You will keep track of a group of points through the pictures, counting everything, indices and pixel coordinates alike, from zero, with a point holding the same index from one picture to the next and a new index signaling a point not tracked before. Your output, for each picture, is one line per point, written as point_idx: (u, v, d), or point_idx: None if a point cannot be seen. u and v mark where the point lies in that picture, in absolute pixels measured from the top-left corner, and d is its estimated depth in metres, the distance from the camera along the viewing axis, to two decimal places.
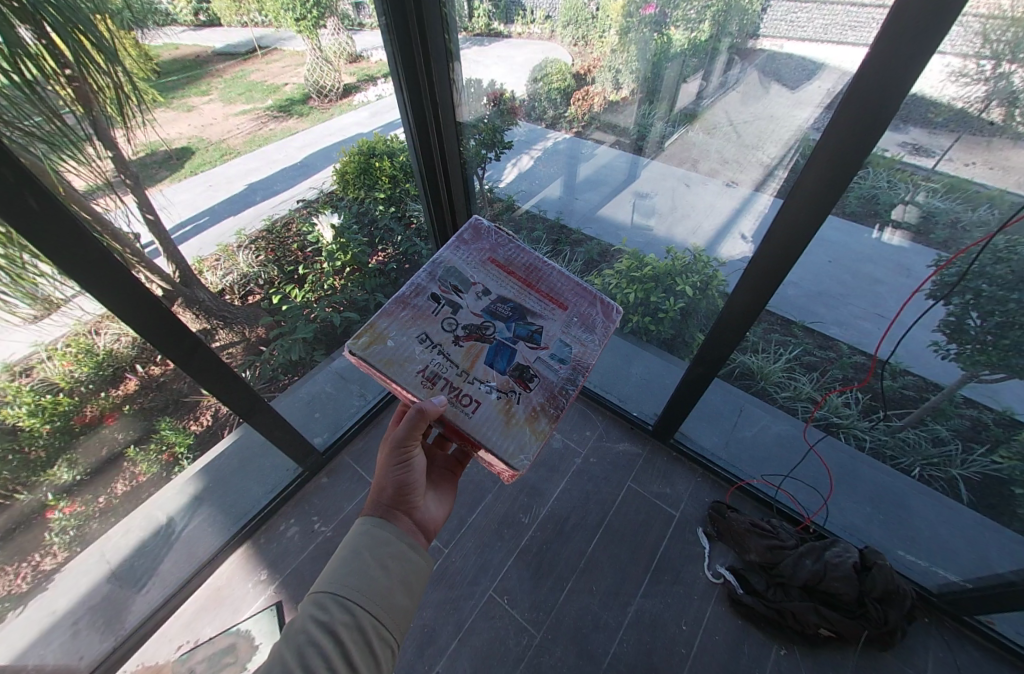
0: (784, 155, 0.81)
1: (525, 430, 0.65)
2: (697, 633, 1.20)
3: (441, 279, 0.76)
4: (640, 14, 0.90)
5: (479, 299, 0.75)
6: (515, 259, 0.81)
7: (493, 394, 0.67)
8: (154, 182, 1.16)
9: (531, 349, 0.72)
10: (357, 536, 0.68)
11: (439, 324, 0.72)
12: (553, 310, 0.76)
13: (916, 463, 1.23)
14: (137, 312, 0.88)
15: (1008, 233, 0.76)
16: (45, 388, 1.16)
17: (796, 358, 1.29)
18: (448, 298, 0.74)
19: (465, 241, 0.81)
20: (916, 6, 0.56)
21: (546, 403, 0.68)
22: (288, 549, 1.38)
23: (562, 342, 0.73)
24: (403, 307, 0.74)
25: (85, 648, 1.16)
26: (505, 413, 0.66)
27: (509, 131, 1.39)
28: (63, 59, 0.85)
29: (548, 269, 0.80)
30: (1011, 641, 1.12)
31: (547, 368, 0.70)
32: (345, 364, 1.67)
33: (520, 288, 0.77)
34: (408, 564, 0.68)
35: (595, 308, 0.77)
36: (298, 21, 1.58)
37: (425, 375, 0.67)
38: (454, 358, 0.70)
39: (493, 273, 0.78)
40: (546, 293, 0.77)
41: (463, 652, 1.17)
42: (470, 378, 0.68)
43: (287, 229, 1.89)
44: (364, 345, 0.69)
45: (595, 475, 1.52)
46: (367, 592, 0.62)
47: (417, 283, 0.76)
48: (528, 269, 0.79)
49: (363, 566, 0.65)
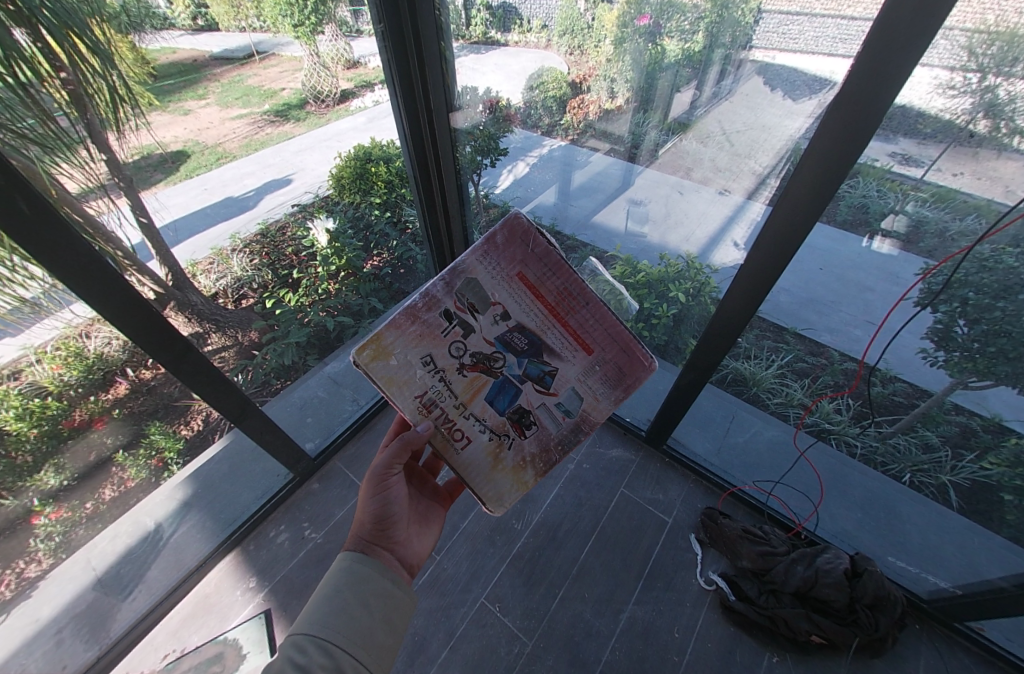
0: (777, 164, 0.83)
1: (507, 477, 0.71)
2: (689, 641, 1.20)
3: (458, 293, 0.68)
4: (635, 25, 0.91)
5: (495, 324, 0.68)
6: (550, 276, 0.67)
7: (485, 435, 0.72)
8: (148, 184, 1.17)
9: (538, 392, 0.69)
10: (338, 574, 0.69)
11: (447, 347, 0.70)
12: (576, 354, 0.68)
13: (906, 470, 1.20)
14: (126, 312, 0.87)
15: (988, 243, 0.78)
16: (34, 391, 1.12)
17: (788, 365, 1.25)
18: (460, 317, 0.69)
19: (496, 244, 0.68)
20: (901, 20, 0.58)
21: (537, 456, 0.71)
22: (278, 556, 1.37)
23: (574, 393, 0.69)
24: (412, 320, 0.70)
25: (70, 656, 1.14)
26: (493, 456, 0.72)
27: (504, 139, 1.40)
28: (58, 62, 0.85)
29: (585, 299, 0.67)
30: (998, 646, 1.13)
31: (550, 418, 0.70)
32: (338, 369, 1.69)
33: (544, 318, 0.68)
34: (389, 601, 0.68)
35: (626, 359, 0.67)
36: (295, 27, 1.47)
37: (421, 403, 0.70)
38: (454, 387, 0.71)
39: (519, 294, 0.67)
40: (575, 332, 0.68)
41: (454, 660, 1.16)
42: (466, 413, 0.71)
43: (282, 233, 1.89)
44: (367, 357, 0.69)
45: (588, 481, 1.52)
46: (348, 633, 0.62)
47: (433, 290, 0.70)
48: (562, 294, 0.67)
49: (345, 605, 0.65)
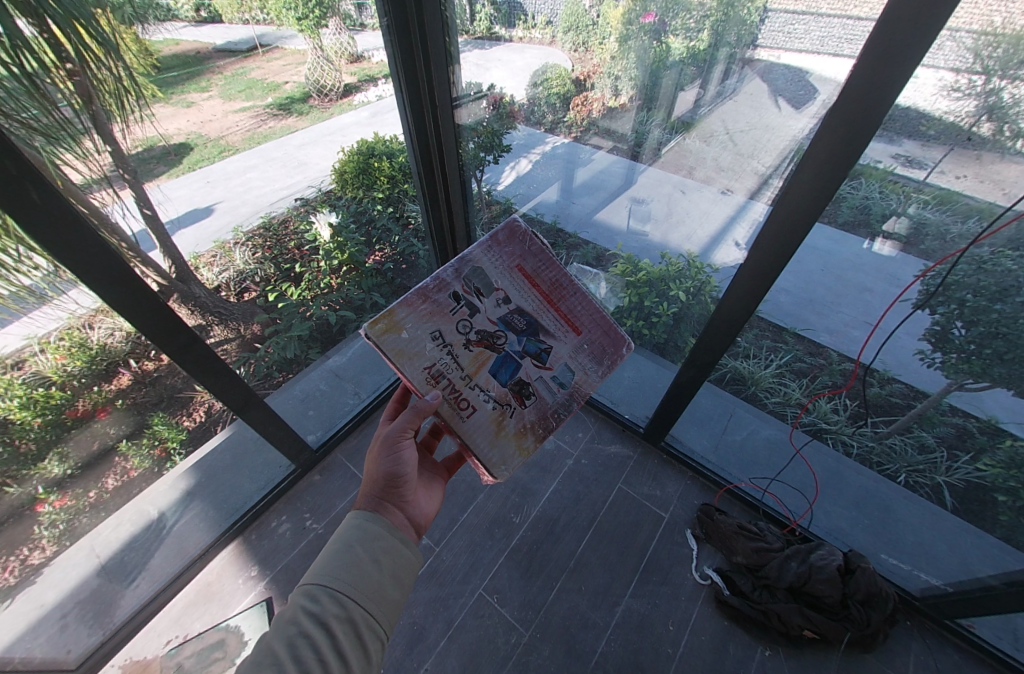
0: (780, 164, 0.83)
1: (510, 443, 0.70)
2: (683, 634, 1.21)
3: (466, 278, 0.75)
4: (640, 22, 0.91)
5: (498, 307, 0.74)
6: (544, 269, 0.78)
7: (490, 404, 0.71)
8: (152, 176, 1.15)
9: (535, 366, 0.74)
10: (349, 531, 0.67)
11: (454, 324, 0.72)
12: (567, 334, 0.76)
13: (901, 470, 1.22)
14: (132, 303, 0.88)
15: (980, 246, 0.79)
16: (37, 382, 1.09)
17: (786, 364, 1.27)
18: (468, 299, 0.74)
19: (499, 241, 0.78)
20: (902, 22, 0.59)
21: (537, 423, 0.72)
22: (280, 545, 1.41)
23: (567, 367, 0.75)
24: (423, 299, 0.73)
25: (73, 642, 1.18)
26: (497, 424, 0.70)
27: (509, 135, 1.40)
28: (64, 52, 0.87)
29: (572, 289, 0.78)
30: (989, 644, 1.15)
31: (546, 389, 0.74)
32: (340, 361, 1.74)
33: (540, 303, 0.76)
34: (397, 558, 0.66)
35: (606, 338, 0.78)
36: (299, 20, 1.46)
37: (430, 373, 0.69)
38: (461, 360, 0.71)
39: (518, 281, 0.76)
40: (565, 316, 0.76)
41: (452, 650, 1.18)
42: (471, 384, 0.71)
43: (284, 227, 1.84)
44: (379, 330, 0.69)
45: (586, 476, 1.54)
46: (360, 586, 0.61)
47: (441, 276, 0.75)
48: (554, 285, 0.78)
49: (355, 558, 0.63)
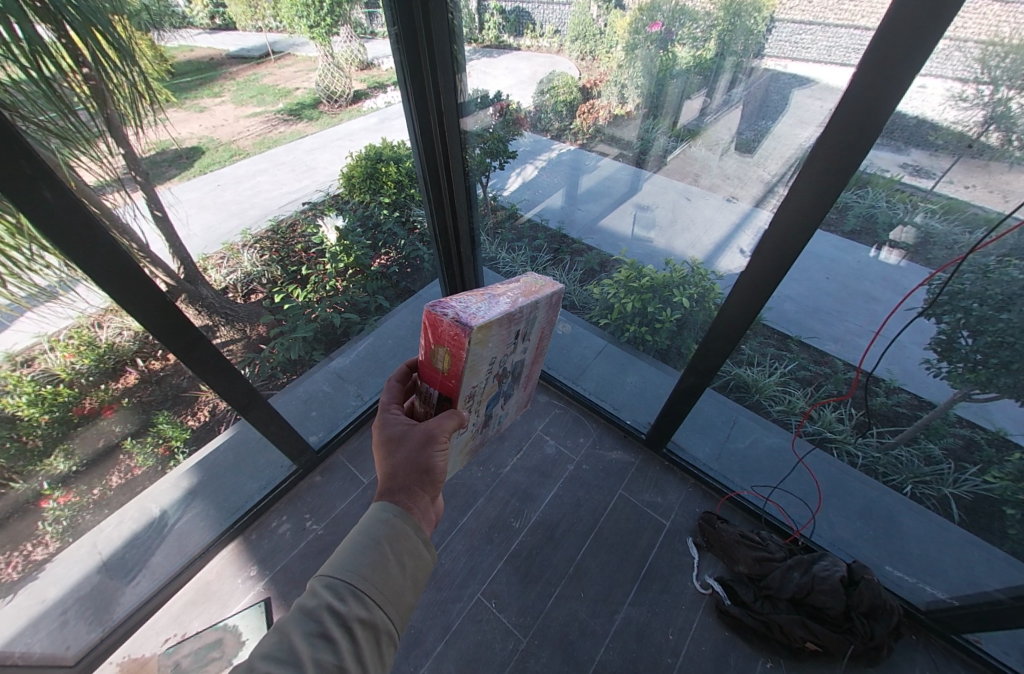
0: (785, 172, 0.82)
1: (457, 455, 0.95)
2: (683, 643, 1.20)
3: (531, 321, 0.83)
4: (647, 31, 0.93)
5: (520, 355, 0.90)
6: (548, 334, 0.98)
7: (469, 428, 0.91)
8: (163, 179, 1.18)
9: (500, 408, 0.99)
10: (376, 526, 0.63)
11: (503, 355, 0.81)
12: (521, 390, 1.06)
13: (907, 481, 1.20)
14: (142, 302, 0.89)
15: (976, 257, 0.79)
16: (46, 378, 1.11)
17: (789, 373, 1.25)
18: (520, 339, 0.83)
19: (555, 295, 0.89)
20: (900, 36, 0.60)
21: (474, 446, 0.99)
22: (279, 545, 1.41)
23: (506, 412, 1.05)
24: (509, 327, 0.75)
25: (72, 638, 1.18)
26: (461, 442, 0.92)
27: (515, 141, 1.44)
28: (82, 58, 0.89)
29: (542, 356, 1.04)
30: (993, 658, 1.12)
31: (492, 424, 1.02)
32: (343, 366, 1.78)
33: (531, 361, 0.98)
34: (421, 561, 0.64)
35: (528, 396, 1.13)
36: (311, 28, 1.49)
37: (467, 392, 0.78)
38: (484, 388, 0.83)
39: (539, 338, 0.93)
40: (528, 374, 1.03)
41: (449, 655, 1.17)
42: (476, 408, 0.85)
43: (292, 229, 1.86)
44: (474, 338, 0.68)
45: (588, 481, 1.53)
46: (384, 589, 0.59)
47: (527, 309, 0.78)
48: (541, 350, 1.00)
49: (381, 559, 0.60)
